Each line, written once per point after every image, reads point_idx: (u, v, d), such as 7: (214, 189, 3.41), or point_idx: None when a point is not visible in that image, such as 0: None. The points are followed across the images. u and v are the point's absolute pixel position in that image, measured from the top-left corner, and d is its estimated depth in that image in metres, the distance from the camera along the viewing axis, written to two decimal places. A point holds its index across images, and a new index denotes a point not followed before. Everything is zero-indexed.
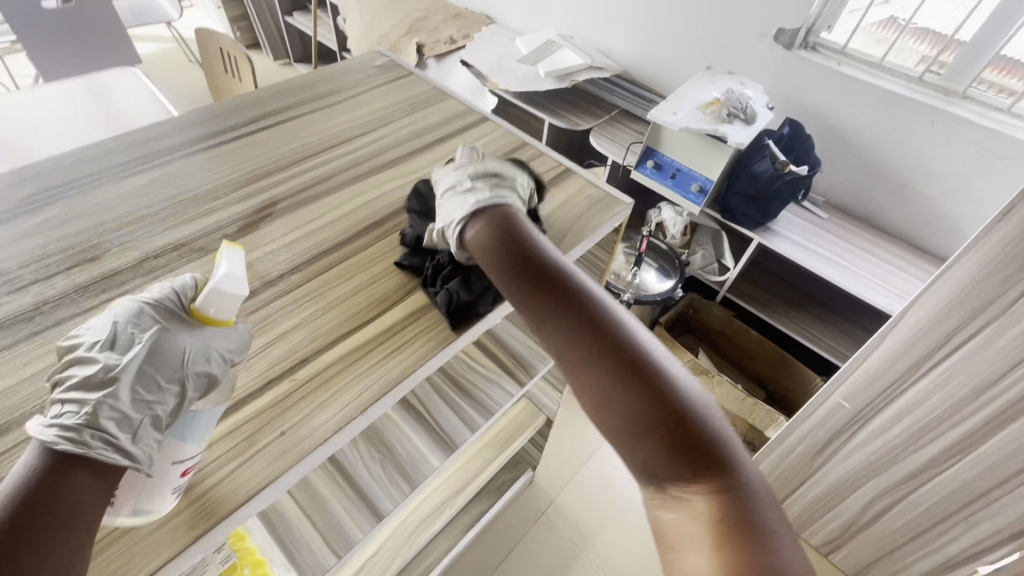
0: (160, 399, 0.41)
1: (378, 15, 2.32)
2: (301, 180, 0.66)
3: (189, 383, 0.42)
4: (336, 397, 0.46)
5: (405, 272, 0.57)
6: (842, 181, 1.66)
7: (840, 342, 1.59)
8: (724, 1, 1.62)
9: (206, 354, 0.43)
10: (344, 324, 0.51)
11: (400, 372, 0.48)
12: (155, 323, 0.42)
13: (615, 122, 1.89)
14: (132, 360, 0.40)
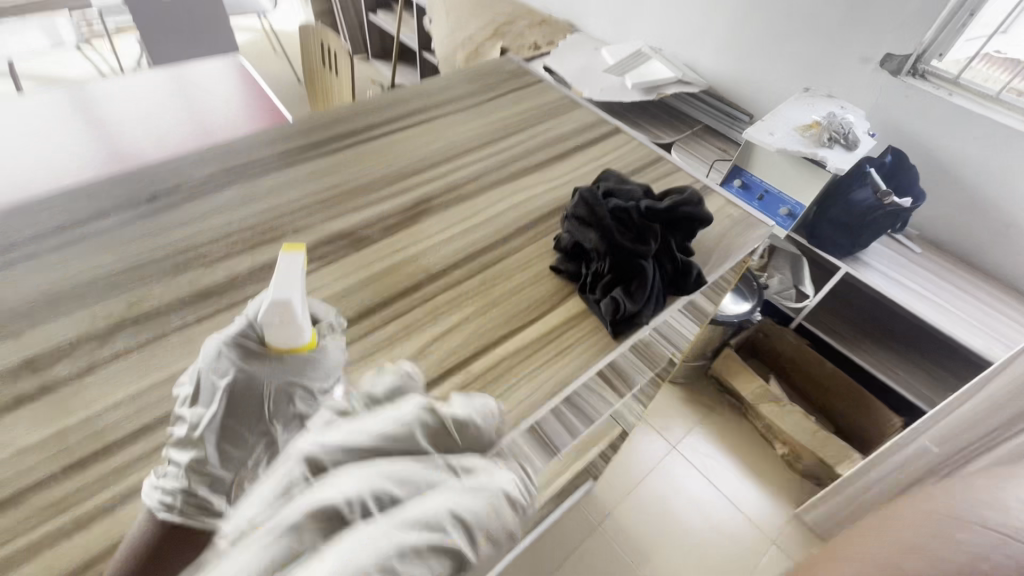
0: (248, 454, 0.42)
1: (465, 18, 2.37)
2: (448, 179, 0.69)
3: (277, 426, 0.43)
4: (510, 394, 0.48)
5: (559, 277, 0.59)
6: (940, 215, 1.59)
7: (925, 383, 1.52)
8: (829, 22, 1.58)
9: (289, 390, 0.43)
10: (510, 322, 0.54)
11: (571, 373, 0.51)
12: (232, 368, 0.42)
13: (698, 138, 1.88)
14: (213, 415, 0.41)
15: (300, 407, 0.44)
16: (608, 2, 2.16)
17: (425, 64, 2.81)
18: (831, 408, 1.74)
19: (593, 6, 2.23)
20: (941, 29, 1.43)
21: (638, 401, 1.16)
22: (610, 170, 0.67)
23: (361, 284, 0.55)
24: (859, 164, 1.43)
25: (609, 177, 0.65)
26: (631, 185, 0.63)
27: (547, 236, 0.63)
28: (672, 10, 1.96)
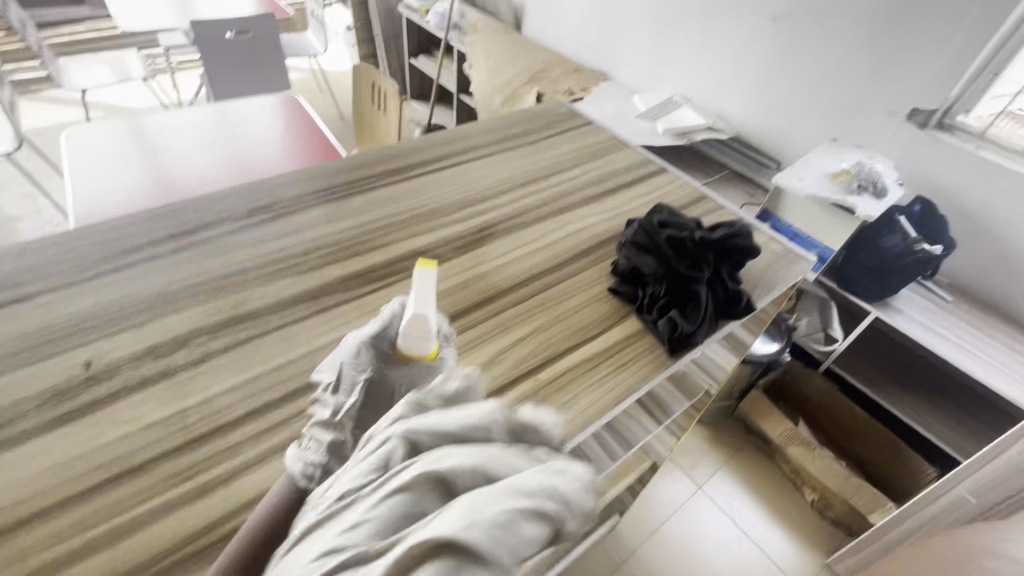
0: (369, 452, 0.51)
1: (503, 64, 2.52)
2: (510, 207, 0.75)
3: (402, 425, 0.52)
4: (568, 404, 0.52)
5: (613, 298, 0.64)
6: (970, 265, 1.60)
7: (959, 433, 1.52)
8: (855, 77, 1.66)
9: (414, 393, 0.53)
10: (571, 338, 0.59)
11: (621, 392, 0.54)
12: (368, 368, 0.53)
13: (726, 182, 1.94)
14: (354, 404, 0.51)
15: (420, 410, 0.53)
16: (641, 54, 2.29)
17: (462, 106, 2.97)
18: (862, 456, 1.72)
19: (625, 57, 2.36)
20: (966, 86, 1.48)
21: (670, 432, 1.18)
22: (663, 204, 0.73)
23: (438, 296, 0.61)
24: (889, 211, 1.48)
25: (663, 210, 0.71)
26: (684, 219, 0.69)
27: (602, 262, 0.68)
28: (702, 63, 2.07)
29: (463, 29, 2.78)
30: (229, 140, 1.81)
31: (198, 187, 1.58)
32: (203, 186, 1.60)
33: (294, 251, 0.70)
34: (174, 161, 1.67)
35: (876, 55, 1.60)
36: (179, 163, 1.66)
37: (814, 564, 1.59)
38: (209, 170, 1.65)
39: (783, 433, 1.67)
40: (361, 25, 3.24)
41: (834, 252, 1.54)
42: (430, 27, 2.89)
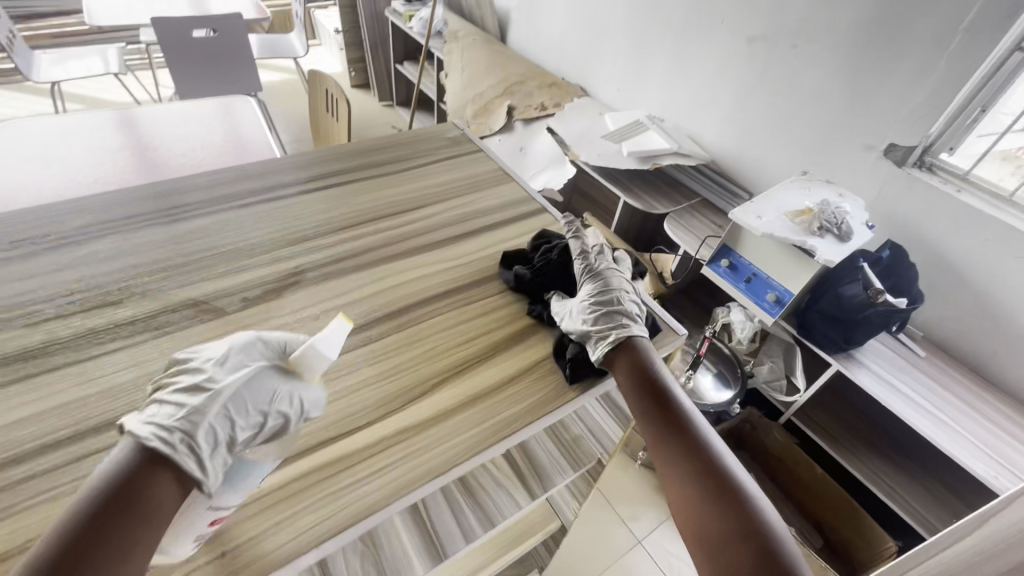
0: (239, 427, 0.46)
1: (478, 74, 2.42)
2: (342, 249, 0.66)
3: (270, 418, 0.47)
4: (302, 514, 0.47)
5: (424, 369, 0.57)
6: (946, 318, 1.46)
7: (926, 505, 1.35)
8: (831, 107, 1.53)
9: (280, 394, 0.47)
10: (335, 426, 0.52)
11: (363, 509, 0.47)
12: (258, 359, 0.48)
13: (694, 211, 1.81)
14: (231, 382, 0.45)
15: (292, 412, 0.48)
16: (618, 70, 2.18)
17: (441, 114, 2.88)
18: (820, 518, 1.56)
19: (603, 72, 2.25)
20: (947, 123, 1.34)
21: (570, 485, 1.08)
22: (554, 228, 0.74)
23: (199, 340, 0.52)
24: (852, 256, 1.34)
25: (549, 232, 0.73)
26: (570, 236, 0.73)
27: (428, 322, 0.61)
28: (678, 83, 1.95)
29: (444, 37, 2.70)
30: (220, 124, 1.84)
31: (188, 166, 1.63)
32: (192, 167, 1.65)
33: (32, 281, 0.55)
34: (169, 140, 1.72)
35: (853, 82, 1.46)
36: (173, 142, 1.72)
37: None
38: (202, 150, 1.70)
39: None
40: (347, 27, 3.17)
41: (793, 295, 1.41)
42: (413, 33, 2.82)
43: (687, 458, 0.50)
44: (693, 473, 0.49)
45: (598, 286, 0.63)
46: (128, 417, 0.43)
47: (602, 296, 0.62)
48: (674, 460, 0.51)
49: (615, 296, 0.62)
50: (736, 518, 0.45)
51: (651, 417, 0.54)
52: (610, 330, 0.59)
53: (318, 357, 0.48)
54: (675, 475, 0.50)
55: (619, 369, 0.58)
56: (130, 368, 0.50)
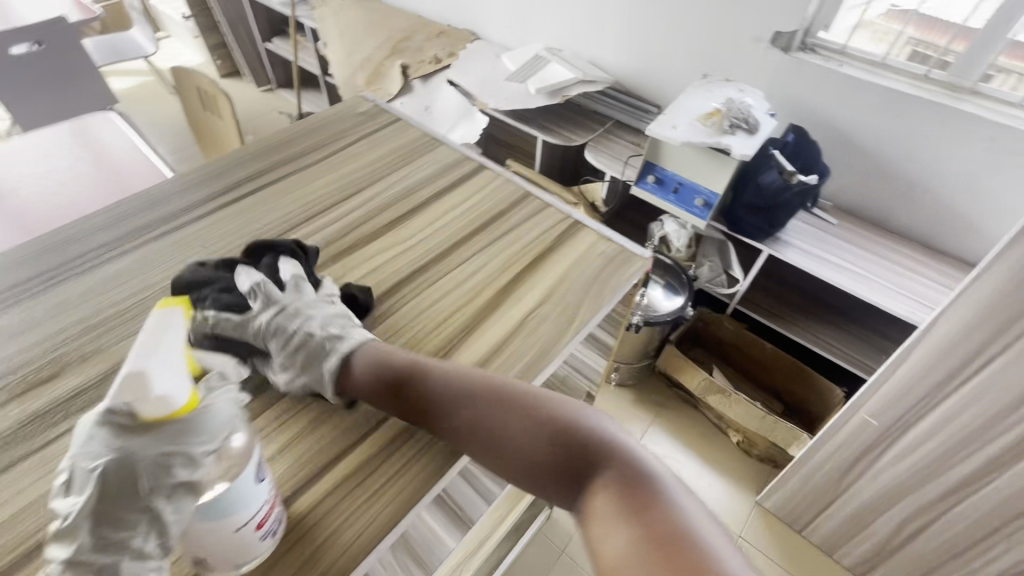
0: (136, 532, 0.38)
1: (359, 37, 2.25)
2: (289, 256, 0.65)
3: (163, 502, 0.38)
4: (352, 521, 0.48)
5: (416, 354, 0.58)
6: (849, 185, 1.60)
7: (861, 352, 1.53)
8: (716, 7, 1.57)
9: (161, 464, 0.37)
10: (346, 437, 0.54)
11: (414, 489, 0.51)
12: (105, 450, 0.37)
13: (610, 135, 1.83)
14: (87, 501, 0.36)
15: (181, 476, 0.38)
16: (504, 6, 2.09)
17: (330, 88, 2.68)
18: (778, 386, 1.73)
19: (489, 11, 2.15)
20: (821, 1, 1.44)
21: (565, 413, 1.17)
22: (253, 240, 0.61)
23: None
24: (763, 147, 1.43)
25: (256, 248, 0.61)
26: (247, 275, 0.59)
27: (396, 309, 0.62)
28: (566, 9, 1.91)
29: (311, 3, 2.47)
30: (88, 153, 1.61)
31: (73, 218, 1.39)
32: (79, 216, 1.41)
33: None
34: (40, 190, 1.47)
35: None
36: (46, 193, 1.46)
37: (745, 503, 1.59)
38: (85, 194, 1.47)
39: (700, 384, 1.65)
40: (197, 10, 2.82)
41: (718, 196, 1.49)
42: (274, 4, 2.55)
43: (491, 412, 0.50)
44: (506, 415, 0.49)
45: (282, 340, 0.53)
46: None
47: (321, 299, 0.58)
48: (482, 419, 0.50)
49: (310, 336, 0.54)
50: (548, 442, 0.47)
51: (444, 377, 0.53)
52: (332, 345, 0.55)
53: (145, 392, 0.36)
54: (481, 419, 0.50)
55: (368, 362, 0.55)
56: None
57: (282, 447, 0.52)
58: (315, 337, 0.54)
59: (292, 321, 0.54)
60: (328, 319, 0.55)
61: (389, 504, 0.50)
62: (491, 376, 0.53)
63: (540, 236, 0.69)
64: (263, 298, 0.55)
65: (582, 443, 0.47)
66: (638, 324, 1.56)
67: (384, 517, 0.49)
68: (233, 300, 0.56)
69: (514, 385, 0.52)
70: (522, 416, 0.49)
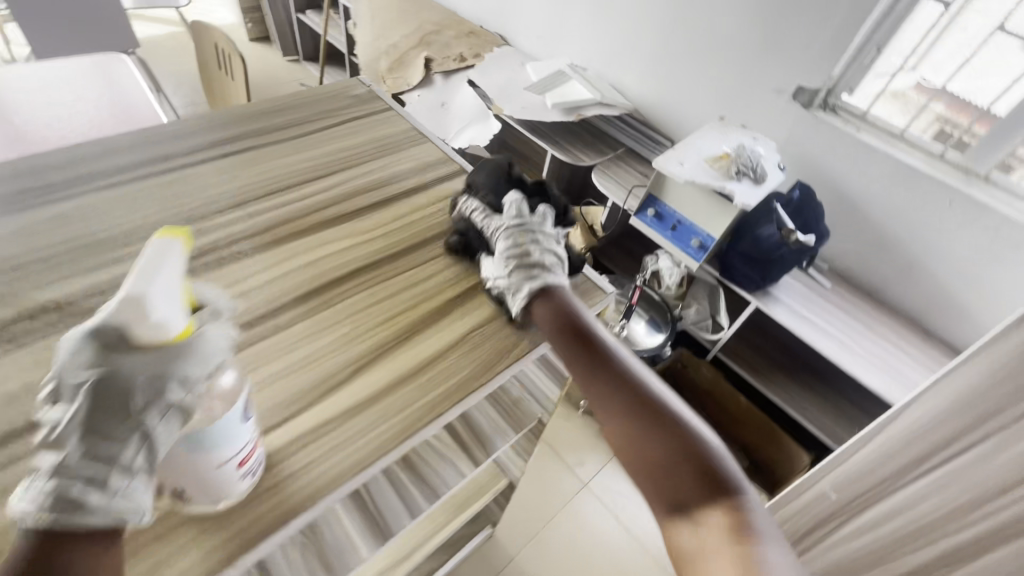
0: (123, 447, 0.39)
1: (389, 23, 2.24)
2: (246, 226, 0.64)
3: (156, 418, 0.39)
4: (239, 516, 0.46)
5: (355, 349, 0.57)
6: (848, 251, 1.58)
7: (833, 420, 1.51)
8: (743, 52, 1.56)
9: (159, 383, 0.39)
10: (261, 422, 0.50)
11: (326, 485, 0.48)
12: (96, 366, 0.38)
13: (620, 161, 1.81)
14: (78, 411, 0.38)
15: (174, 396, 0.39)
16: (537, 16, 2.08)
17: (353, 68, 2.67)
18: (746, 440, 1.70)
19: (522, 19, 2.15)
20: (848, 64, 1.40)
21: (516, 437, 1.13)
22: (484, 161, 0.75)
23: None
24: (767, 199, 1.41)
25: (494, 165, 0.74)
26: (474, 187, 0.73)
27: (345, 298, 0.61)
28: (596, 29, 1.90)
29: None
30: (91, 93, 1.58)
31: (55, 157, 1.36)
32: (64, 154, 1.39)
33: None
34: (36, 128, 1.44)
35: (763, 26, 1.48)
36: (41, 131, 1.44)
37: None
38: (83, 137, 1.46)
39: None
40: None
41: (715, 240, 1.47)
42: None
43: (631, 409, 0.56)
44: (637, 416, 0.56)
45: (507, 245, 0.65)
46: (11, 494, 0.37)
47: (515, 248, 0.65)
48: (618, 416, 0.57)
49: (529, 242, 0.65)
50: (680, 447, 0.54)
51: (584, 355, 0.59)
52: (527, 277, 0.62)
53: (142, 309, 0.36)
54: (617, 412, 0.56)
55: (540, 310, 0.62)
56: None
57: None
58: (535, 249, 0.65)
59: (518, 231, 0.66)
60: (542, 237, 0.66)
61: (284, 502, 0.47)
62: (639, 382, 0.58)
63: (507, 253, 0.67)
64: (514, 211, 0.68)
65: (715, 471, 0.52)
66: None
67: (276, 514, 0.46)
68: (486, 204, 0.71)
69: (658, 396, 0.58)
70: (656, 425, 0.55)
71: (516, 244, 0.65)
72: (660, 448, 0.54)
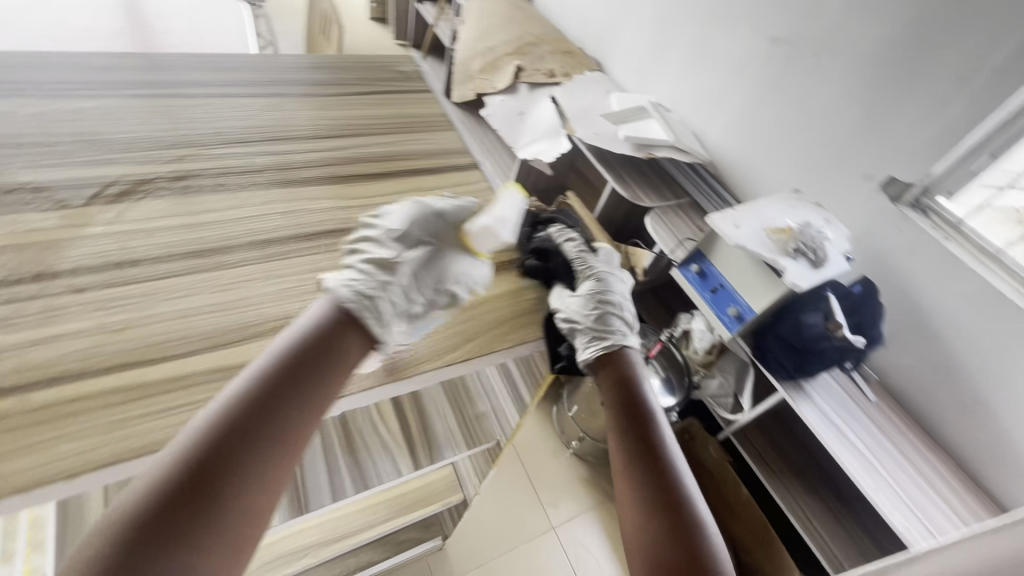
0: (415, 297, 0.79)
1: (493, 27, 2.29)
2: None
3: (440, 296, 0.82)
4: None
5: None
6: (904, 366, 1.42)
7: (838, 545, 1.35)
8: (838, 128, 1.45)
9: (456, 278, 0.84)
10: None
11: None
12: (434, 250, 0.87)
13: (679, 210, 1.74)
14: (408, 260, 0.81)
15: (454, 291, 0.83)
16: (636, 49, 2.06)
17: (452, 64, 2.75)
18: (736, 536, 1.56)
19: (621, 50, 2.13)
20: (953, 165, 1.27)
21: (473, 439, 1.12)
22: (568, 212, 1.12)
23: None
24: (821, 286, 1.29)
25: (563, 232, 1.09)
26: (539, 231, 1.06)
27: None
28: (691, 74, 1.85)
29: None
30: None
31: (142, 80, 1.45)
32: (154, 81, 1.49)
33: None
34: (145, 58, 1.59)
35: (867, 105, 1.37)
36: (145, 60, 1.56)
37: None
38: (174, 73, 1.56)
39: None
40: None
41: (753, 314, 1.36)
42: None
43: (644, 458, 0.69)
44: (649, 466, 0.68)
45: (591, 300, 0.90)
46: (330, 277, 0.73)
47: (599, 300, 0.90)
48: (629, 466, 0.70)
49: (607, 289, 0.93)
50: (673, 528, 0.62)
51: (626, 428, 0.73)
52: (605, 334, 0.85)
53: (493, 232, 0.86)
54: (632, 456, 0.70)
55: (606, 375, 0.83)
56: None
57: None
58: (610, 292, 0.92)
59: (602, 273, 0.96)
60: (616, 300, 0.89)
61: None
62: (660, 442, 0.71)
63: None
64: (602, 257, 1.01)
65: (700, 559, 0.59)
66: None
67: None
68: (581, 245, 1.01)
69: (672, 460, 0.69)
70: (658, 482, 0.67)
71: (597, 292, 0.92)
72: (660, 529, 0.62)
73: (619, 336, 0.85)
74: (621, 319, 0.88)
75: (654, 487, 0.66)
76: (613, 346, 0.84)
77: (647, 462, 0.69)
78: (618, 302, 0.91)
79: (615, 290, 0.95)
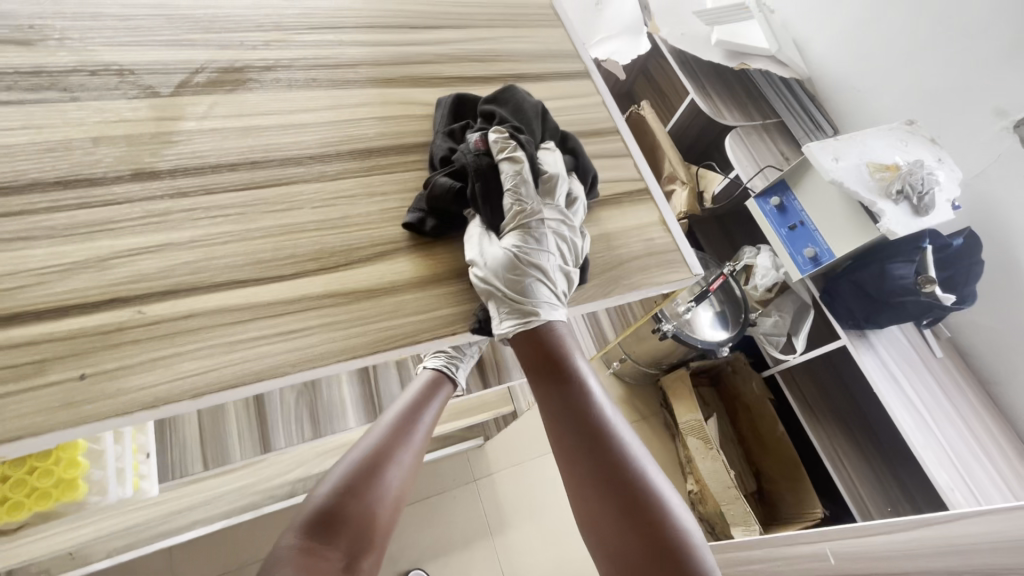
0: None
1: None
2: (322, 37, 0.51)
3: None
4: (150, 366, 0.33)
5: (351, 232, 0.42)
6: (982, 328, 1.30)
7: (867, 486, 1.37)
8: (982, 46, 1.20)
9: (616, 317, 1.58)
10: (216, 272, 0.37)
11: (246, 373, 0.35)
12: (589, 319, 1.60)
13: (762, 133, 1.52)
14: None
15: None
16: None
17: None
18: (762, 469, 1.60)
19: None
20: None
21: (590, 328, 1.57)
22: (514, 86, 0.48)
23: (116, 140, 0.40)
24: (917, 235, 1.18)
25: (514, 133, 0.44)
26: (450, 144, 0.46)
27: (380, 165, 0.45)
28: None
29: None
30: None
31: None
32: None
33: None
34: None
35: None
36: None
37: None
38: None
39: (687, 422, 1.55)
40: None
41: (832, 258, 1.27)
42: None
43: (592, 456, 0.41)
44: (623, 509, 0.40)
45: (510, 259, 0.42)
46: None
47: (522, 258, 0.42)
48: (570, 457, 0.43)
49: (534, 261, 0.43)
50: (649, 547, 0.38)
51: (551, 395, 0.44)
52: (525, 306, 0.42)
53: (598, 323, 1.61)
54: (580, 483, 0.42)
55: (520, 342, 0.45)
56: (24, 133, 0.39)
57: (150, 244, 0.37)
58: (547, 253, 0.43)
59: (532, 210, 0.44)
60: (566, 232, 0.45)
61: (176, 375, 0.34)
62: (626, 454, 0.42)
63: (624, 182, 0.52)
64: (554, 191, 0.45)
65: (687, 569, 0.38)
66: (667, 333, 1.35)
67: (167, 385, 0.33)
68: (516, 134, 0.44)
69: (641, 466, 0.42)
70: (638, 513, 0.39)
71: (533, 235, 0.44)
72: (633, 549, 0.39)
73: (542, 309, 0.42)
74: (556, 285, 0.44)
75: (605, 494, 0.40)
76: (530, 328, 0.42)
77: (595, 448, 0.42)
78: (549, 232, 0.44)
79: (554, 258, 0.44)
